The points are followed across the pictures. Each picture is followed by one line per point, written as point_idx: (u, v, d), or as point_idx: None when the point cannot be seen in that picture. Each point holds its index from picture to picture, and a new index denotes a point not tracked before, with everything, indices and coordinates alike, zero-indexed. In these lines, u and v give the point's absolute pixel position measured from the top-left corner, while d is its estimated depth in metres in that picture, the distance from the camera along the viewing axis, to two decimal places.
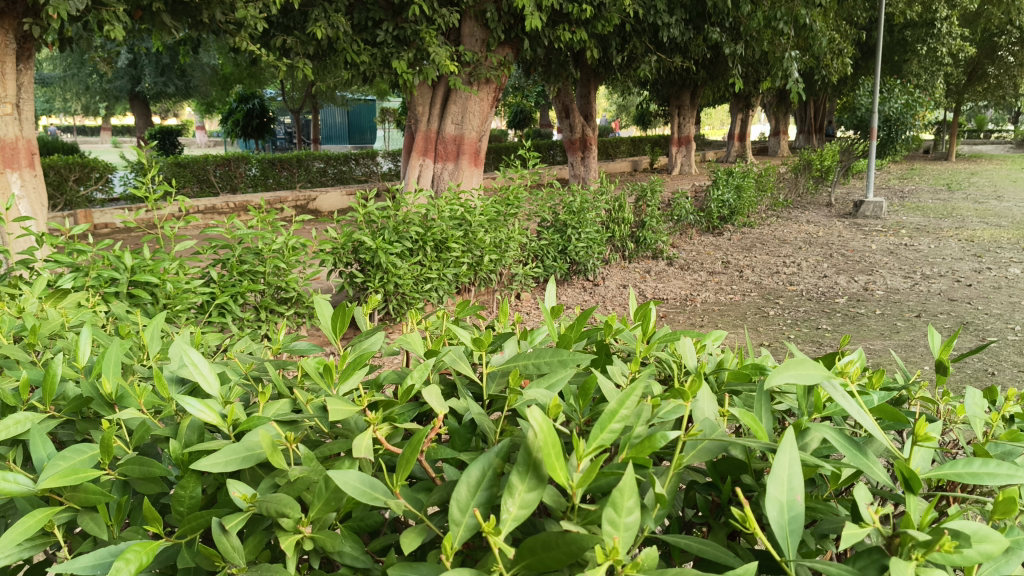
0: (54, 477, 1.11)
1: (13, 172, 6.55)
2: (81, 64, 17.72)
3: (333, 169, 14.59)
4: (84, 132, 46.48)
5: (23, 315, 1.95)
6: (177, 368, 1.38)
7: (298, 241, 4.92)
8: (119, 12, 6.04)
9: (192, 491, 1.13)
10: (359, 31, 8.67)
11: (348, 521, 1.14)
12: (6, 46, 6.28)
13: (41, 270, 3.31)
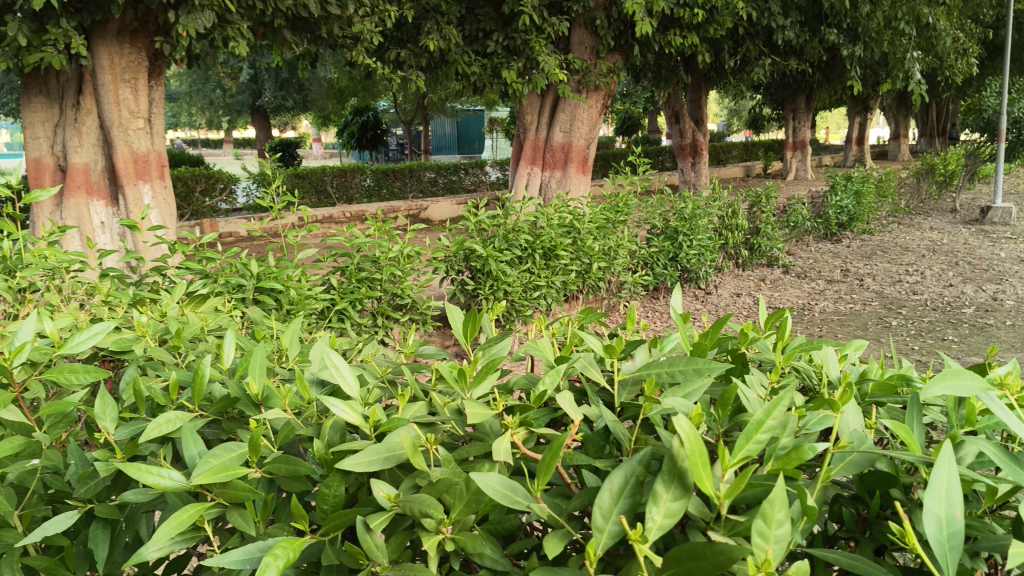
0: (206, 473, 1.16)
1: (144, 184, 6.90)
2: (206, 80, 18.58)
3: (443, 179, 14.81)
4: (209, 145, 48.75)
5: (164, 317, 2.04)
6: (317, 370, 1.42)
7: (412, 249, 5.01)
8: (242, 29, 6.30)
9: (335, 490, 1.15)
10: (469, 42, 8.85)
11: (486, 524, 1.15)
12: (139, 64, 6.65)
13: (176, 276, 3.47)
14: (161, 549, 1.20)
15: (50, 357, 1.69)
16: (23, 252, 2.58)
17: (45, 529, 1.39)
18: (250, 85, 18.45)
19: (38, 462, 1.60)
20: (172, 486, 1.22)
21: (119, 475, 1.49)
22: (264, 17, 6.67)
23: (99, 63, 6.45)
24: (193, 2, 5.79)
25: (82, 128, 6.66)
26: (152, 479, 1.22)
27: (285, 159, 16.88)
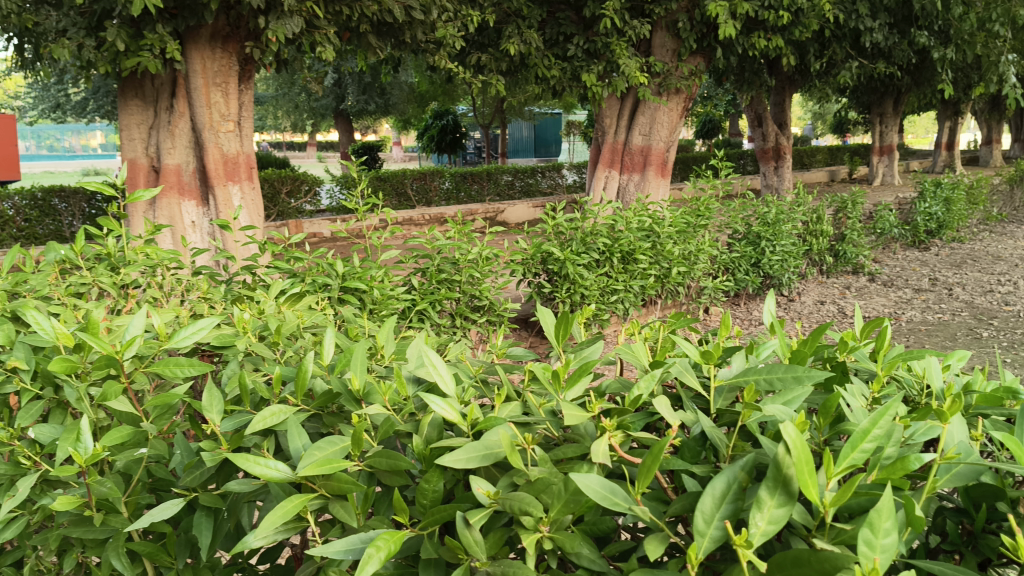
0: (311, 465, 1.20)
1: (234, 186, 7.11)
2: (291, 84, 19.02)
3: (520, 182, 14.87)
4: (293, 147, 49.96)
5: (261, 315, 2.10)
6: (414, 368, 1.45)
7: (492, 252, 5.04)
8: (329, 34, 6.48)
9: (434, 486, 1.18)
10: (550, 46, 8.91)
11: (582, 525, 1.16)
12: (230, 68, 6.87)
13: (265, 274, 3.57)
14: (266, 538, 1.24)
15: (157, 350, 1.76)
16: (127, 250, 2.69)
17: (154, 515, 1.45)
18: (333, 89, 18.83)
19: (147, 450, 1.67)
20: (277, 477, 1.26)
21: (222, 465, 1.55)
22: (351, 23, 6.82)
23: (192, 66, 6.68)
24: (283, 9, 6.00)
25: (175, 130, 6.90)
26: (259, 469, 1.26)
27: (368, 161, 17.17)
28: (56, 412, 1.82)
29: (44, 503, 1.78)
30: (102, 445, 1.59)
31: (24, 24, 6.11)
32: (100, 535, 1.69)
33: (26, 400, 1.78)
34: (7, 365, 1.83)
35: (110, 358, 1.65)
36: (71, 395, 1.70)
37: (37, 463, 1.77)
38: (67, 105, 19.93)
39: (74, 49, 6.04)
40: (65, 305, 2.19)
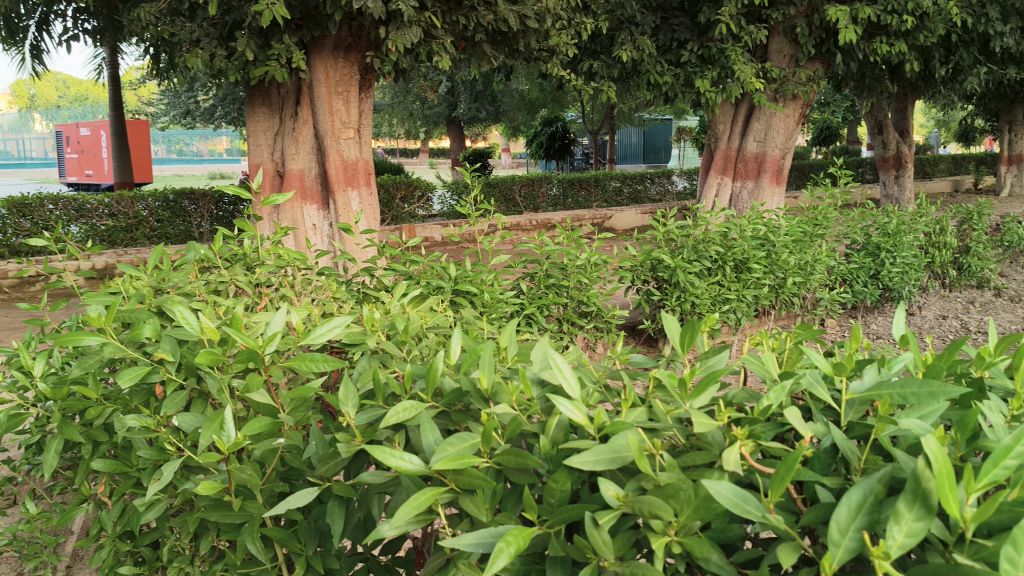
0: (444, 459, 1.25)
1: (353, 191, 7.38)
2: (406, 92, 19.47)
3: (629, 188, 14.83)
4: (405, 154, 51.02)
5: (386, 315, 2.18)
6: (539, 369, 1.49)
7: (601, 258, 5.02)
8: (445, 44, 6.67)
9: (563, 486, 1.20)
10: (663, 53, 8.90)
11: (709, 531, 1.17)
12: (351, 77, 7.16)
13: (383, 276, 3.66)
14: (399, 529, 1.30)
15: (292, 346, 1.85)
16: (260, 249, 2.83)
17: (291, 502, 1.54)
18: (446, 97, 19.17)
19: (282, 441, 1.76)
20: (411, 470, 1.31)
21: (354, 458, 1.62)
22: (467, 32, 6.98)
23: (316, 76, 7.02)
24: (403, 19, 6.26)
25: (299, 136, 7.30)
26: (394, 461, 1.32)
27: (479, 166, 17.41)
28: (197, 402, 1.94)
29: (185, 487, 1.90)
30: (243, 435, 1.68)
31: (162, 35, 6.51)
32: (236, 520, 1.79)
33: (171, 389, 1.90)
34: (154, 355, 1.96)
35: (251, 352, 1.75)
36: (212, 386, 1.81)
37: (180, 449, 1.89)
38: (196, 111, 20.87)
39: (207, 58, 6.39)
40: (207, 301, 2.33)
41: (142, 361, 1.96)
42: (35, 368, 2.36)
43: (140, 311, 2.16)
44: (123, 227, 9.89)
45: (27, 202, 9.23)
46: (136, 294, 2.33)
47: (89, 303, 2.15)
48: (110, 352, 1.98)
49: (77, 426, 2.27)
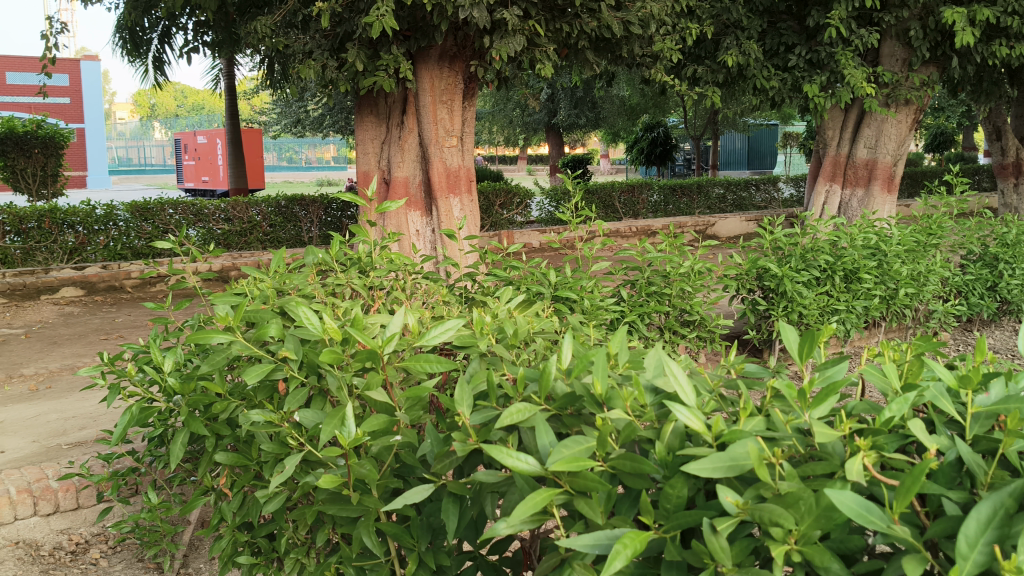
0: (560, 461, 1.27)
1: (454, 198, 7.61)
2: (508, 99, 19.71)
3: (732, 195, 14.67)
4: (505, 161, 51.47)
5: (496, 318, 2.23)
6: (653, 376, 1.50)
7: (704, 266, 4.96)
8: (549, 52, 6.78)
9: (679, 491, 1.21)
10: (769, 57, 8.77)
11: (829, 540, 1.17)
12: (454, 86, 7.39)
13: (484, 281, 3.71)
14: (515, 527, 1.32)
15: (409, 348, 1.92)
16: (374, 253, 2.93)
17: (408, 498, 1.59)
18: (547, 104, 19.33)
19: (399, 438, 1.82)
20: (527, 470, 1.33)
21: (469, 457, 1.66)
22: (569, 39, 7.07)
23: (422, 86, 7.30)
24: (506, 28, 6.42)
25: (405, 145, 7.58)
26: (510, 461, 1.34)
27: (579, 172, 17.43)
28: (317, 400, 2.03)
29: (304, 480, 1.98)
30: (362, 432, 1.75)
31: (277, 47, 6.87)
32: (352, 514, 1.86)
33: (293, 387, 2.00)
34: (277, 353, 2.06)
35: (370, 352, 1.82)
36: (332, 383, 1.89)
37: (301, 444, 1.98)
38: (306, 120, 21.53)
39: (319, 69, 6.73)
40: (324, 304, 2.43)
41: (267, 359, 2.07)
42: (166, 364, 2.51)
43: (265, 312, 2.28)
44: (238, 232, 10.30)
45: (149, 206, 9.66)
46: (260, 295, 2.45)
47: (217, 303, 2.28)
48: (237, 350, 2.10)
49: (203, 419, 2.40)
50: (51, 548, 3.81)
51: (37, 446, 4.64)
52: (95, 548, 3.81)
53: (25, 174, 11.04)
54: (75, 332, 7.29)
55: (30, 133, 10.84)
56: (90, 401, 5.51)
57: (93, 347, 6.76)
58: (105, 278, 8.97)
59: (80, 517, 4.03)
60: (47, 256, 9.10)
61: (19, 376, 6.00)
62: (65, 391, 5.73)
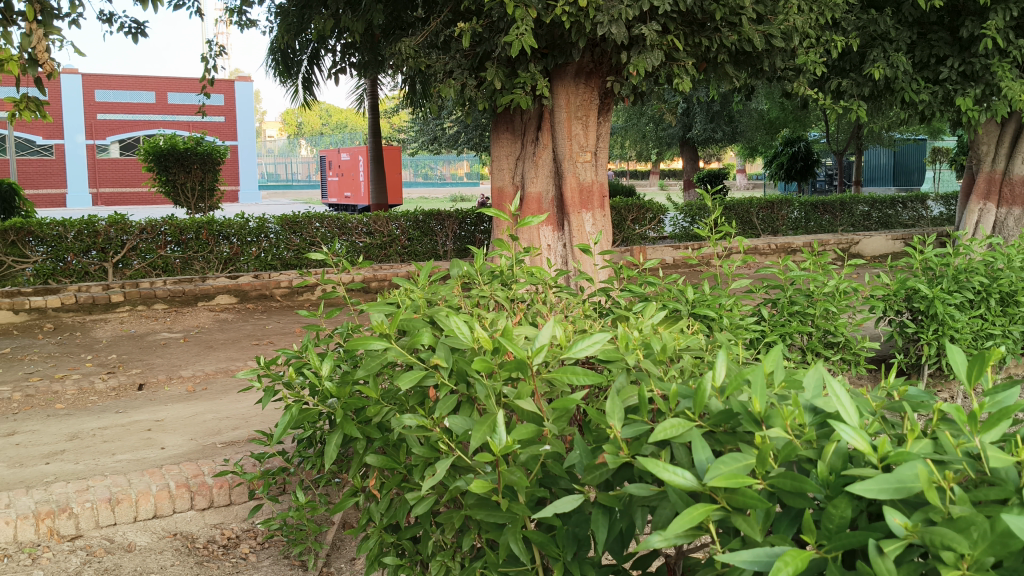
0: (719, 477, 1.27)
1: (586, 213, 7.69)
2: (642, 114, 19.74)
3: (877, 212, 14.15)
4: (636, 177, 51.26)
5: (642, 331, 2.24)
6: (812, 395, 1.48)
7: (850, 285, 4.81)
8: (687, 66, 6.81)
9: (843, 511, 1.21)
10: (919, 70, 8.47)
11: (1003, 568, 1.13)
12: (591, 102, 7.47)
13: (619, 297, 3.71)
14: (670, 541, 1.33)
15: (558, 358, 1.96)
16: (517, 266, 2.99)
17: (558, 506, 1.62)
18: (682, 119, 19.31)
19: (548, 447, 1.85)
20: (684, 484, 1.33)
21: (619, 470, 1.68)
22: (708, 53, 7.07)
23: (558, 102, 7.43)
24: (645, 43, 6.50)
25: (539, 160, 7.74)
26: (666, 474, 1.34)
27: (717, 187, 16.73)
28: (465, 407, 2.09)
29: (454, 485, 2.04)
30: (513, 438, 1.79)
31: (419, 67, 7.13)
32: (500, 520, 1.90)
33: (444, 393, 2.07)
34: (429, 360, 2.15)
35: (520, 362, 1.86)
36: (481, 392, 1.94)
37: (450, 449, 2.04)
38: (443, 137, 22.09)
39: (458, 88, 6.98)
40: (472, 314, 2.51)
41: (419, 365, 2.15)
42: (322, 369, 2.65)
43: (417, 321, 2.37)
44: (378, 245, 10.65)
45: (297, 220, 10.13)
46: (411, 306, 2.55)
47: (372, 312, 2.39)
48: (392, 356, 2.20)
49: (354, 422, 2.51)
50: (206, 540, 4.03)
51: (194, 444, 4.94)
52: (245, 543, 4.01)
53: (185, 188, 11.76)
54: (229, 337, 7.71)
55: (190, 150, 11.57)
56: (244, 402, 5.83)
57: (246, 352, 7.15)
58: (256, 286, 9.46)
59: (231, 513, 4.26)
60: (203, 266, 9.66)
61: (178, 376, 6.40)
62: (221, 393, 6.08)
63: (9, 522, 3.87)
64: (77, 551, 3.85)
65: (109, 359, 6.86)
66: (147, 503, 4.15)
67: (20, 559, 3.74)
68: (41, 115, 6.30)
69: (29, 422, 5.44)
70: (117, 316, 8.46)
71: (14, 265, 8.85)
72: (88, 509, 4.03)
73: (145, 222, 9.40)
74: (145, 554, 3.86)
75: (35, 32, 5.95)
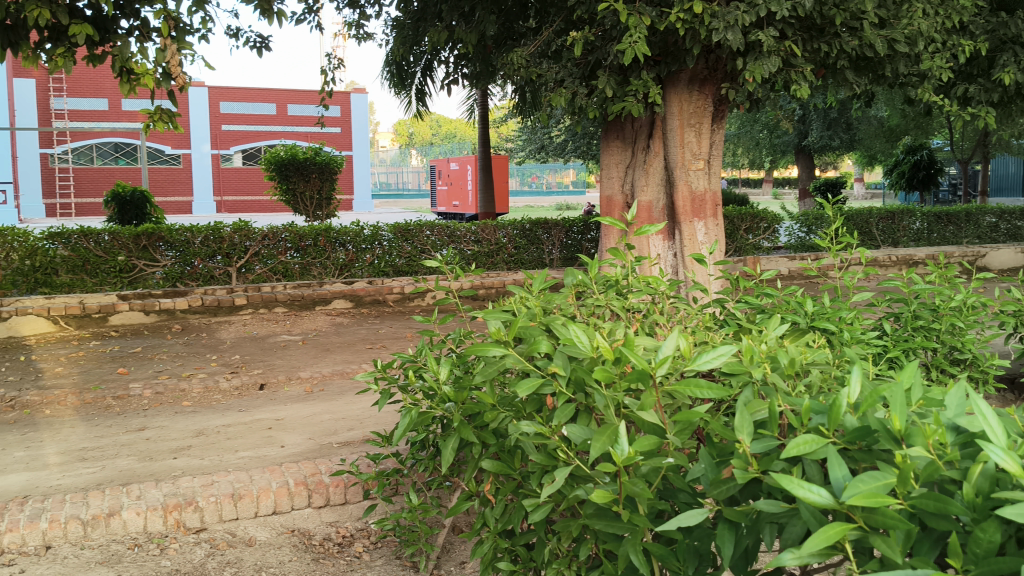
0: (857, 496, 1.23)
1: (699, 222, 7.60)
2: (755, 121, 19.41)
3: (1007, 224, 13.46)
4: (749, 186, 50.32)
5: (766, 344, 2.19)
6: (954, 415, 1.43)
7: (979, 300, 4.59)
8: (805, 72, 6.64)
9: (991, 536, 1.16)
10: None
11: None
12: (705, 108, 7.38)
13: (735, 309, 3.64)
14: (803, 559, 1.29)
15: (680, 370, 1.93)
16: (631, 275, 2.97)
17: (682, 520, 1.59)
18: (798, 126, 18.89)
19: (671, 459, 1.82)
20: (819, 502, 1.29)
21: (746, 486, 1.64)
22: (828, 58, 6.93)
23: (671, 109, 7.39)
24: (761, 49, 6.38)
25: (650, 168, 7.77)
26: (801, 492, 1.30)
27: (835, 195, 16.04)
28: (584, 415, 2.08)
29: (572, 493, 2.03)
30: (635, 450, 1.76)
31: (530, 77, 7.19)
32: (619, 531, 1.89)
33: (561, 401, 2.06)
34: (546, 369, 2.15)
35: (642, 373, 1.84)
36: (600, 402, 1.93)
37: (569, 457, 2.03)
38: (551, 145, 22.19)
39: (570, 96, 7.00)
40: (588, 323, 2.51)
41: (537, 373, 2.16)
42: (440, 373, 2.69)
43: (533, 328, 2.38)
44: (486, 252, 10.77)
45: (409, 228, 10.36)
46: (528, 313, 2.56)
47: (490, 319, 2.41)
48: (510, 363, 2.22)
49: (471, 426, 2.55)
50: (322, 538, 4.13)
51: (311, 443, 5.10)
52: (359, 542, 4.10)
53: (304, 197, 12.17)
54: (344, 341, 7.94)
55: (309, 160, 11.99)
56: (359, 404, 5.98)
57: (361, 355, 7.34)
58: (370, 292, 9.71)
59: (346, 512, 4.36)
60: (321, 271, 9.95)
61: (297, 377, 6.62)
62: (337, 394, 6.26)
63: (140, 512, 4.07)
64: (202, 543, 4.00)
65: (232, 360, 7.14)
66: (268, 499, 4.31)
67: (150, 548, 3.91)
68: (173, 126, 6.63)
69: (158, 418, 5.72)
70: (240, 319, 8.82)
71: (144, 269, 9.24)
72: (213, 503, 4.20)
73: (267, 229, 9.76)
74: (265, 549, 3.99)
75: (169, 47, 6.27)
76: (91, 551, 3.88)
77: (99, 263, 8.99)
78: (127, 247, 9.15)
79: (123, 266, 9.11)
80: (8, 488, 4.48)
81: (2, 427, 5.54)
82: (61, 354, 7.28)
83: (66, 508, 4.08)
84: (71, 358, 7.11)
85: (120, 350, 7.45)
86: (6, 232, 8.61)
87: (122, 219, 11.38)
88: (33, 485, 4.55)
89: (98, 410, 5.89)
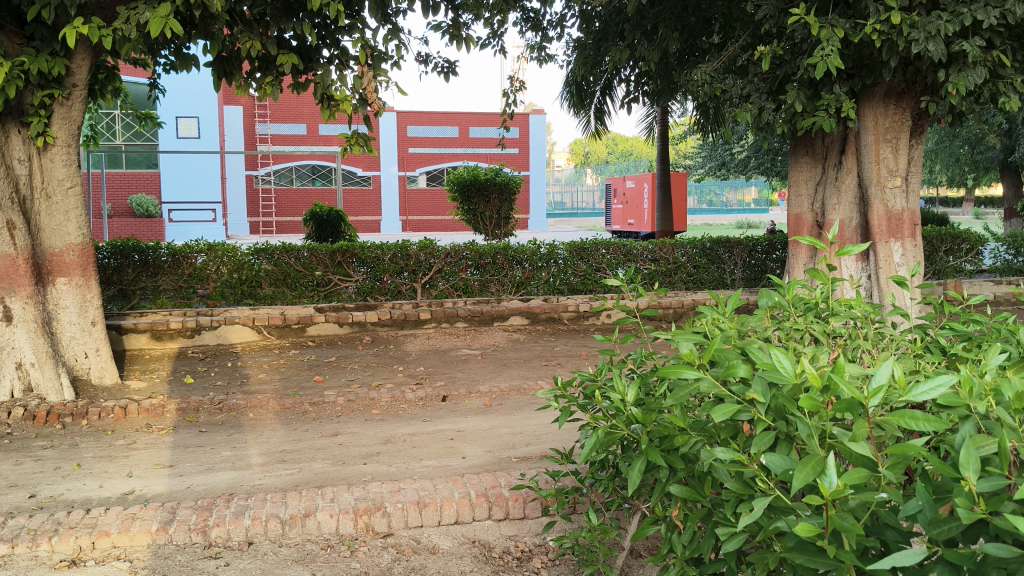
0: None
1: (896, 242, 7.30)
2: (957, 136, 18.28)
3: None
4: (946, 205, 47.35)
5: (985, 376, 2.05)
6: None
7: None
8: (1016, 83, 6.23)
9: None
10: None
11: None
12: (902, 122, 7.12)
13: (938, 335, 3.43)
14: None
15: (893, 401, 1.83)
16: (830, 298, 2.86)
17: (898, 558, 1.48)
18: (1005, 141, 17.62)
19: (885, 495, 1.72)
20: None
21: (969, 528, 1.54)
22: None
23: (866, 124, 7.17)
24: (967, 60, 6.03)
25: (842, 186, 7.51)
26: None
27: None
28: (784, 444, 2.00)
29: (770, 525, 1.95)
30: (844, 483, 1.68)
31: (714, 93, 7.09)
32: (823, 566, 1.79)
33: (760, 428, 1.99)
34: (743, 395, 2.09)
35: (852, 402, 1.76)
36: (803, 430, 1.85)
37: (768, 487, 1.96)
38: (731, 163, 21.78)
39: (756, 112, 6.82)
40: (786, 349, 2.43)
41: (733, 398, 2.10)
42: (628, 393, 2.67)
43: (728, 351, 2.32)
44: (663, 271, 10.66)
45: (585, 246, 10.42)
46: (721, 335, 2.51)
47: (681, 341, 2.38)
48: (704, 386, 2.17)
49: (659, 449, 2.52)
50: (501, 551, 4.18)
51: (491, 456, 5.20)
52: (538, 557, 4.11)
53: (484, 216, 12.48)
54: (522, 356, 8.08)
55: (490, 180, 12.29)
56: (536, 420, 6.05)
57: (538, 371, 7.44)
58: (546, 309, 9.80)
59: (525, 526, 4.41)
60: (499, 288, 10.18)
61: (478, 391, 6.78)
62: (516, 410, 6.36)
63: (333, 515, 4.29)
64: (389, 548, 4.15)
65: (417, 371, 7.42)
66: (451, 508, 4.41)
67: (341, 550, 4.09)
68: (368, 149, 6.97)
69: (350, 425, 6.01)
70: (425, 332, 9.17)
71: (338, 283, 9.72)
72: (399, 509, 4.36)
73: (450, 247, 10.09)
74: (447, 558, 4.09)
75: (366, 74, 6.61)
76: (288, 549, 4.10)
77: (298, 278, 9.56)
78: (323, 262, 9.66)
79: (320, 280, 9.65)
80: (215, 486, 4.82)
81: (211, 428, 5.99)
82: (264, 361, 7.81)
83: (267, 507, 4.35)
84: (273, 365, 7.61)
85: (316, 359, 7.90)
86: (217, 247, 9.33)
87: (319, 236, 12.05)
88: (238, 483, 4.87)
89: (296, 415, 6.26)
